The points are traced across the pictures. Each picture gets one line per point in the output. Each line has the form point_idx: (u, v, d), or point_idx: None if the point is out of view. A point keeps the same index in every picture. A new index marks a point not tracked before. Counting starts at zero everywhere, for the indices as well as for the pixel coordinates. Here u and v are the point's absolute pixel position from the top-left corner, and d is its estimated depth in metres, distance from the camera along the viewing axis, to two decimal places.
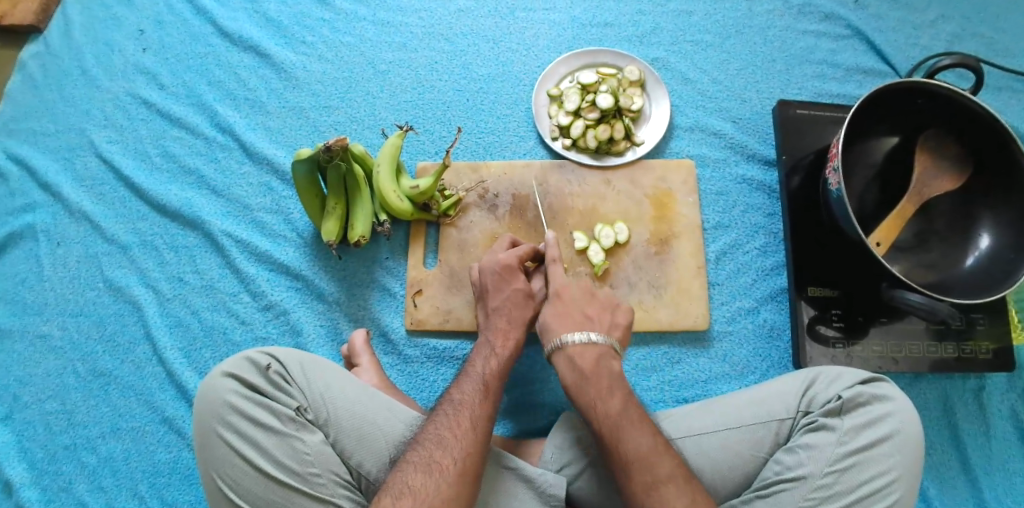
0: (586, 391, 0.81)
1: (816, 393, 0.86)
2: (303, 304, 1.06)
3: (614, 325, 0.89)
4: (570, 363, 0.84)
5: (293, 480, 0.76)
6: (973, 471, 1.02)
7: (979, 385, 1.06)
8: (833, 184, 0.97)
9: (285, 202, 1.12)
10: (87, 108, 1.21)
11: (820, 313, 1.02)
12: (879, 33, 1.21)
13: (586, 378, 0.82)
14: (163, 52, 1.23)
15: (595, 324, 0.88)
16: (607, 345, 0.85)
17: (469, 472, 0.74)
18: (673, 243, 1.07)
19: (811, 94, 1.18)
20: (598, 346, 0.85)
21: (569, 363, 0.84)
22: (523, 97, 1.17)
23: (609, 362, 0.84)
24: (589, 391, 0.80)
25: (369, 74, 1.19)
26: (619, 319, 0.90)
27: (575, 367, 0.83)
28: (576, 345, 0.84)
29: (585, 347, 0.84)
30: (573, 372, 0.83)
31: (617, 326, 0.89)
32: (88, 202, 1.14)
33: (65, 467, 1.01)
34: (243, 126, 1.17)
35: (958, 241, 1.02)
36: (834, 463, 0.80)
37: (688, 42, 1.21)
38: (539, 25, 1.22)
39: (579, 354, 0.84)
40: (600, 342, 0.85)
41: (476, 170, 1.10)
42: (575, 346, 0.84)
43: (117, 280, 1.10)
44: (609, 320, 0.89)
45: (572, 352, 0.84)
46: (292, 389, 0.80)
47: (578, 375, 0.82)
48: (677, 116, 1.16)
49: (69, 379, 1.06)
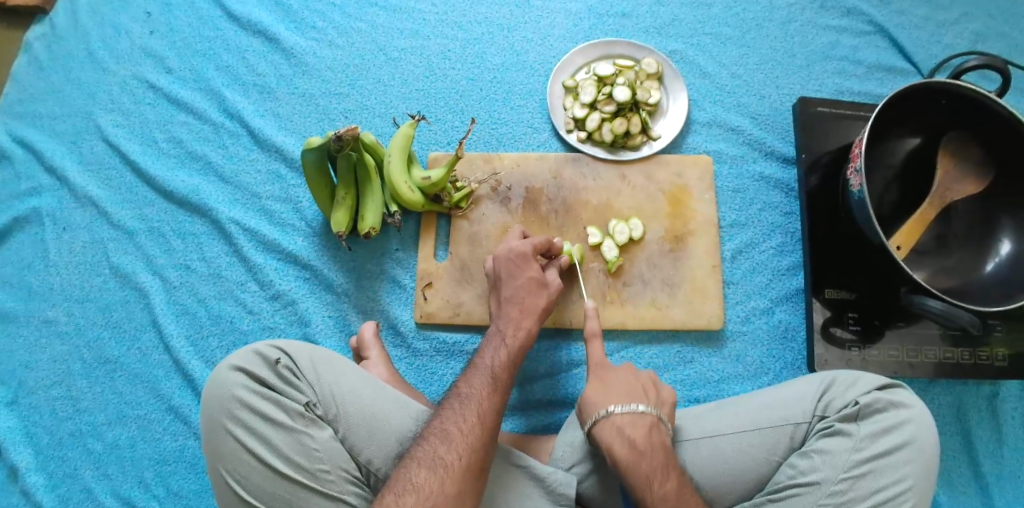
0: (640, 466, 0.76)
1: (833, 397, 0.84)
2: (311, 294, 1.05)
3: (661, 400, 0.84)
4: (621, 436, 0.78)
5: (302, 477, 0.75)
6: (984, 477, 1.01)
7: (994, 390, 1.05)
8: (856, 185, 0.95)
9: (295, 190, 1.10)
10: (94, 91, 1.18)
11: (836, 315, 1.00)
12: (902, 30, 1.18)
13: (640, 452, 0.77)
14: (172, 35, 1.21)
15: (643, 395, 0.83)
16: (654, 415, 0.81)
17: (476, 468, 0.73)
18: (689, 240, 1.05)
19: (832, 91, 1.16)
20: (647, 417, 0.80)
21: (617, 432, 0.79)
22: (538, 88, 1.15)
23: (659, 433, 0.80)
24: (642, 467, 0.76)
25: (382, 61, 1.17)
26: (665, 395, 0.85)
27: (628, 441, 0.78)
28: (622, 415, 0.80)
29: (632, 418, 0.80)
30: (623, 445, 0.78)
31: (664, 403, 0.84)
32: (94, 187, 1.13)
33: (70, 454, 1.00)
34: (251, 112, 1.15)
35: (979, 246, 1.00)
36: (849, 470, 0.78)
37: (707, 35, 1.19)
38: (555, 14, 1.19)
39: (628, 425, 0.79)
40: (649, 412, 0.81)
41: (490, 162, 1.08)
42: (621, 416, 0.80)
43: (123, 267, 1.08)
44: (654, 393, 0.84)
45: (620, 422, 0.79)
46: (301, 384, 0.80)
47: (630, 449, 0.77)
48: (694, 111, 1.14)
49: (74, 366, 1.05)
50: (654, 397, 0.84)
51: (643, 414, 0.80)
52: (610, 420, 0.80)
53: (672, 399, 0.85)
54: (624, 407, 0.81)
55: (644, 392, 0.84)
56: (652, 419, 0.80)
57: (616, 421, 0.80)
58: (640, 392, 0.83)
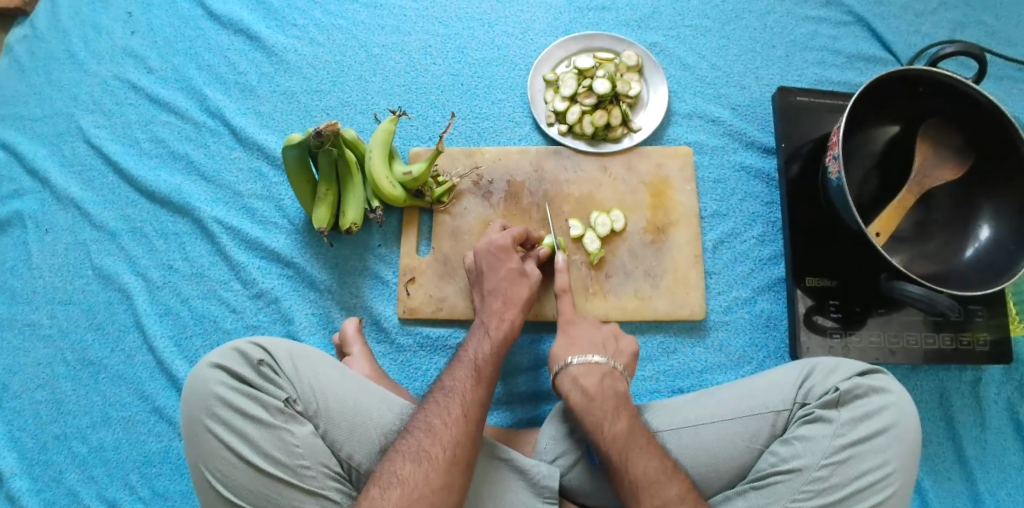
0: (592, 409, 0.81)
1: (813, 384, 0.85)
2: (294, 291, 1.05)
3: (619, 352, 0.91)
4: (576, 383, 0.85)
5: (282, 473, 0.75)
6: (968, 462, 1.01)
7: (976, 375, 1.05)
8: (834, 173, 0.96)
9: (276, 188, 1.10)
10: (75, 92, 1.18)
11: (818, 303, 1.01)
12: (881, 20, 1.19)
13: (592, 398, 0.82)
14: (152, 35, 1.20)
15: (602, 348, 0.90)
16: (609, 366, 0.87)
17: (461, 460, 0.73)
18: (670, 231, 1.06)
19: (811, 81, 1.16)
20: (601, 366, 0.87)
21: (572, 381, 0.85)
22: (518, 82, 1.15)
23: (613, 380, 0.85)
24: (594, 410, 0.81)
25: (362, 57, 1.17)
26: (625, 346, 0.92)
27: (580, 387, 0.84)
28: (579, 365, 0.87)
29: (587, 368, 0.86)
30: (578, 393, 0.84)
31: (622, 353, 0.91)
32: (75, 188, 1.12)
33: (55, 457, 1.00)
34: (233, 111, 1.14)
35: (958, 232, 1.00)
36: (830, 456, 0.79)
37: (687, 27, 1.19)
38: (535, 8, 1.19)
39: (583, 373, 0.85)
40: (604, 363, 0.87)
41: (470, 156, 1.09)
42: (579, 366, 0.87)
43: (106, 268, 1.08)
44: (613, 346, 0.91)
45: (576, 371, 0.86)
46: (281, 380, 0.80)
47: (584, 395, 0.83)
48: (675, 103, 1.14)
49: (58, 368, 1.05)
50: (612, 349, 0.90)
51: (599, 363, 0.87)
52: (567, 370, 0.87)
53: (631, 348, 0.92)
54: (583, 358, 0.87)
55: (604, 345, 0.91)
56: (606, 369, 0.86)
57: (573, 370, 0.86)
58: (600, 345, 0.90)
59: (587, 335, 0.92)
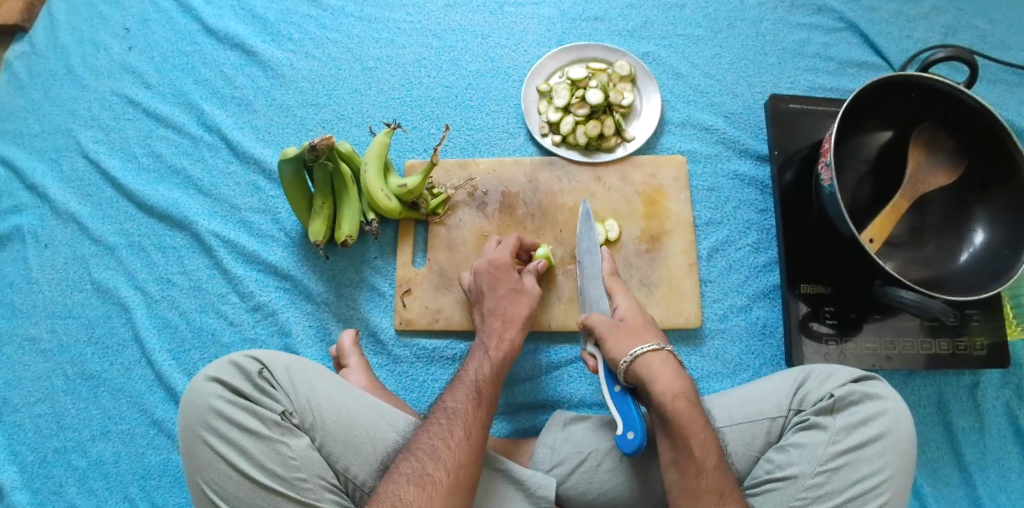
0: (689, 407, 0.78)
1: (808, 390, 0.85)
2: (291, 304, 1.06)
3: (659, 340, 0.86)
4: (671, 375, 0.80)
5: (279, 485, 0.76)
6: (967, 467, 1.01)
7: (974, 380, 1.05)
8: (826, 180, 0.96)
9: (273, 201, 1.11)
10: (73, 108, 1.19)
11: (813, 310, 1.01)
12: (873, 26, 1.19)
13: (689, 395, 0.79)
14: (149, 51, 1.22)
15: (671, 345, 0.86)
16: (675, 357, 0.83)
17: (463, 483, 0.73)
18: (664, 240, 1.06)
19: (804, 88, 1.17)
20: (672, 357, 0.82)
21: (674, 372, 0.80)
22: (512, 93, 1.16)
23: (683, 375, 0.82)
24: (687, 409, 0.78)
25: (357, 71, 1.18)
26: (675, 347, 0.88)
27: (679, 381, 0.80)
28: (660, 355, 0.81)
29: (664, 359, 0.81)
30: (675, 386, 0.79)
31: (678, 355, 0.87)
32: (74, 203, 1.13)
33: (54, 471, 1.01)
34: (230, 124, 1.16)
35: (953, 237, 1.00)
36: (825, 463, 0.79)
37: (679, 36, 1.20)
38: (528, 19, 1.20)
39: (677, 369, 0.82)
40: (669, 353, 0.83)
41: (465, 168, 1.09)
42: (671, 358, 0.82)
43: (105, 283, 1.09)
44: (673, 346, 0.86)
45: (671, 363, 0.81)
46: (277, 393, 0.80)
47: (682, 389, 0.79)
48: (668, 111, 1.15)
49: (57, 382, 1.05)
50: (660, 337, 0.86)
51: (669, 355, 0.82)
52: (650, 356, 0.81)
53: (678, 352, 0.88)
54: (659, 344, 0.82)
55: (668, 340, 0.87)
56: (687, 368, 0.83)
57: (656, 359, 0.81)
58: (668, 340, 0.86)
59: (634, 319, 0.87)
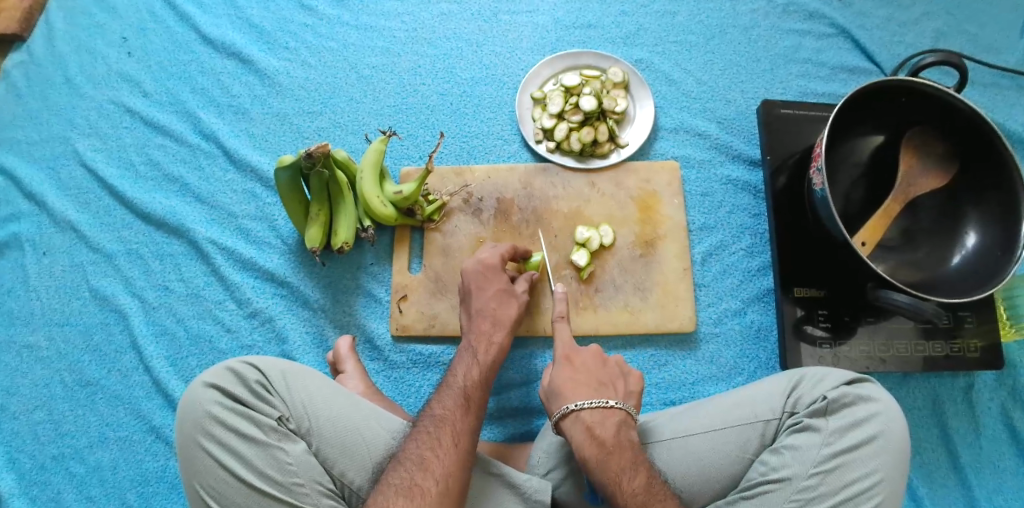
0: (609, 463, 0.77)
1: (801, 394, 0.86)
2: (288, 311, 1.06)
3: (627, 394, 0.87)
4: (589, 433, 0.80)
5: (276, 491, 0.76)
6: (962, 469, 1.02)
7: (968, 382, 1.06)
8: (817, 184, 0.97)
9: (270, 209, 1.12)
10: (71, 116, 1.20)
11: (806, 313, 1.02)
12: (863, 32, 1.20)
13: (609, 450, 0.78)
14: (147, 59, 1.23)
15: (611, 390, 0.85)
16: (623, 411, 0.83)
17: (452, 491, 0.74)
18: (658, 245, 1.07)
19: (796, 93, 1.18)
20: (614, 412, 0.82)
21: (587, 432, 0.80)
22: (507, 100, 1.17)
23: (627, 429, 0.82)
24: (611, 464, 0.77)
25: (353, 79, 1.19)
26: (632, 385, 0.88)
27: (595, 438, 0.79)
28: (590, 411, 0.82)
29: (599, 414, 0.81)
30: (592, 443, 0.79)
31: (631, 395, 0.87)
32: (72, 211, 1.14)
33: (52, 477, 1.01)
34: (226, 133, 1.16)
35: (945, 239, 1.01)
36: (819, 464, 0.79)
37: (672, 43, 1.21)
38: (522, 27, 1.21)
39: (598, 422, 0.81)
40: (617, 408, 0.83)
41: (461, 175, 1.10)
42: (591, 412, 0.82)
43: (103, 290, 1.09)
44: (621, 386, 0.87)
45: (589, 419, 0.81)
46: (273, 398, 0.81)
47: (599, 447, 0.78)
48: (661, 117, 1.16)
49: (55, 389, 1.06)
50: (621, 390, 0.86)
51: (613, 408, 0.82)
52: (576, 414, 0.82)
53: (638, 388, 0.88)
54: (593, 402, 0.82)
55: (612, 384, 0.86)
56: (620, 415, 0.82)
57: (584, 416, 0.81)
58: (607, 386, 0.85)
59: (591, 370, 0.87)
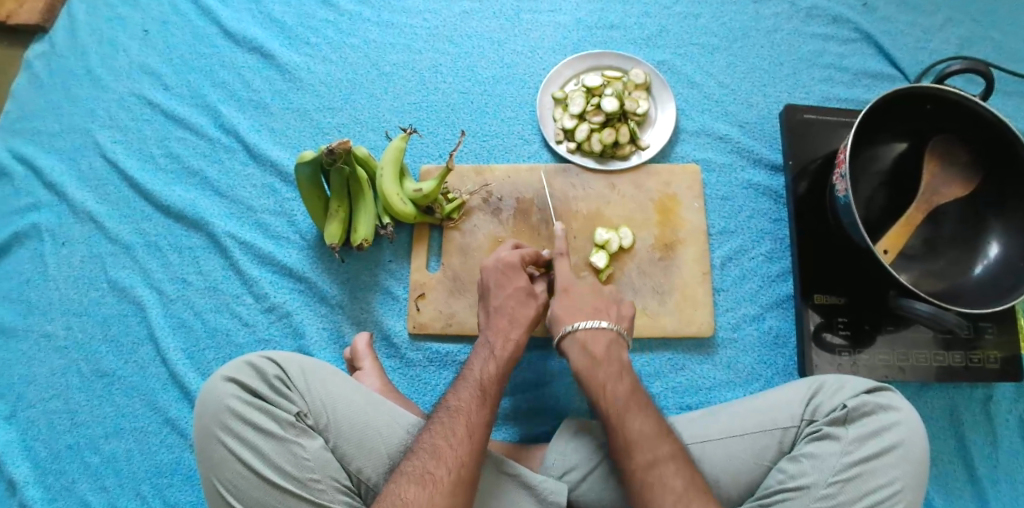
0: (597, 374, 0.83)
1: (820, 401, 0.85)
2: (305, 306, 1.06)
3: (621, 316, 0.91)
4: (581, 350, 0.85)
5: (292, 486, 0.76)
6: (979, 481, 1.01)
7: (987, 393, 1.05)
8: (840, 190, 0.96)
9: (289, 204, 1.12)
10: (92, 108, 1.21)
11: (826, 320, 1.01)
12: (888, 38, 1.19)
13: (597, 362, 0.84)
14: (169, 52, 1.23)
15: (605, 313, 0.89)
16: (616, 332, 0.87)
17: (465, 482, 0.73)
18: (678, 248, 1.06)
19: (819, 98, 1.17)
20: (607, 332, 0.87)
21: (580, 347, 0.85)
22: (528, 100, 1.17)
23: (618, 347, 0.86)
24: (600, 374, 0.83)
25: (374, 76, 1.19)
26: (626, 309, 0.92)
27: (586, 352, 0.85)
28: (586, 330, 0.86)
29: (593, 333, 0.86)
30: (583, 357, 0.85)
31: (625, 318, 0.91)
32: (92, 202, 1.15)
33: (68, 467, 1.01)
34: (247, 127, 1.17)
35: (968, 249, 0.99)
36: (838, 474, 0.78)
37: (695, 45, 1.20)
38: (544, 27, 1.21)
39: (591, 339, 0.86)
40: (609, 328, 0.87)
41: (480, 174, 1.10)
42: (585, 331, 0.86)
43: (121, 281, 1.10)
44: (615, 310, 0.90)
45: (582, 337, 0.86)
46: (291, 393, 0.81)
47: (589, 360, 0.84)
48: (682, 120, 1.16)
49: (72, 379, 1.06)
50: (615, 313, 0.90)
51: (604, 328, 0.87)
52: (572, 333, 0.87)
53: (631, 313, 0.92)
54: (587, 322, 0.87)
55: (607, 308, 0.90)
56: (612, 334, 0.87)
57: (578, 335, 0.86)
58: (602, 310, 0.89)
59: (589, 298, 0.90)
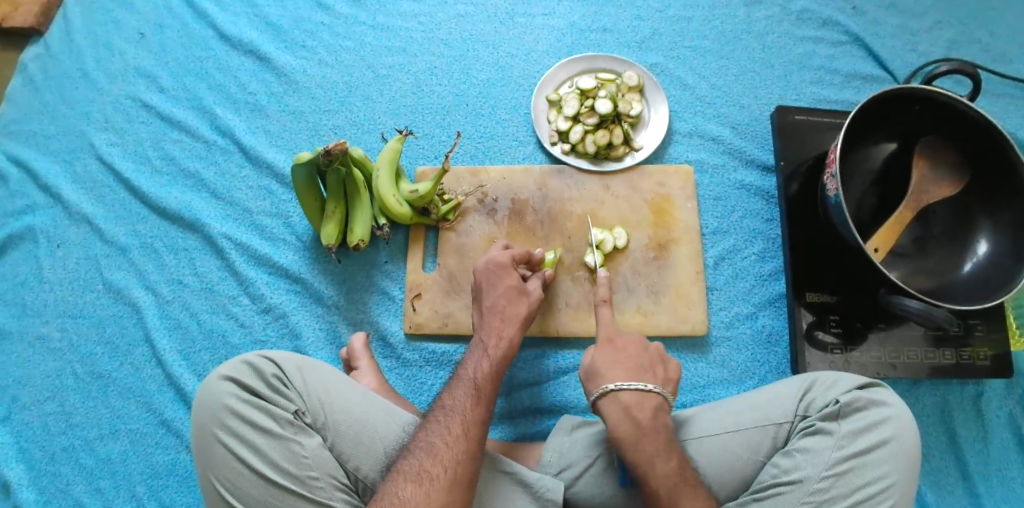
0: (644, 444, 0.78)
1: (813, 397, 0.86)
2: (302, 307, 1.07)
3: (667, 379, 0.85)
4: (625, 414, 0.80)
5: (290, 484, 0.76)
6: (970, 476, 1.02)
7: (977, 389, 1.06)
8: (831, 190, 0.97)
9: (285, 205, 1.13)
10: (87, 110, 1.21)
11: (818, 319, 1.02)
12: (877, 40, 1.21)
13: (644, 432, 0.78)
14: (164, 55, 1.24)
15: (650, 374, 0.84)
16: (662, 396, 0.82)
17: (461, 479, 0.73)
18: (672, 247, 1.07)
19: (810, 100, 1.19)
20: (654, 396, 0.81)
21: (625, 413, 0.80)
22: (522, 102, 1.18)
23: (663, 414, 0.81)
24: (645, 447, 0.77)
25: (370, 78, 1.20)
26: (671, 371, 0.86)
27: (632, 419, 0.79)
28: (631, 393, 0.81)
29: (637, 397, 0.81)
30: (629, 425, 0.79)
31: (670, 380, 0.85)
32: (87, 204, 1.15)
33: (62, 469, 1.01)
34: (243, 129, 1.17)
35: (956, 247, 1.01)
36: (831, 467, 0.79)
37: (687, 48, 1.22)
38: (538, 30, 1.22)
39: (635, 404, 0.80)
40: (656, 393, 0.82)
41: (476, 175, 1.11)
42: (630, 394, 0.81)
43: (116, 283, 1.10)
44: (660, 370, 0.85)
45: (627, 401, 0.81)
46: (289, 392, 0.81)
47: (635, 427, 0.79)
48: (675, 122, 1.17)
49: (67, 381, 1.06)
50: (661, 375, 0.85)
51: (650, 392, 0.82)
52: (615, 395, 0.81)
53: (677, 375, 0.86)
54: (632, 384, 0.81)
55: (652, 368, 0.85)
56: (658, 400, 0.81)
57: (621, 398, 0.81)
58: (648, 371, 0.84)
59: (635, 356, 0.85)
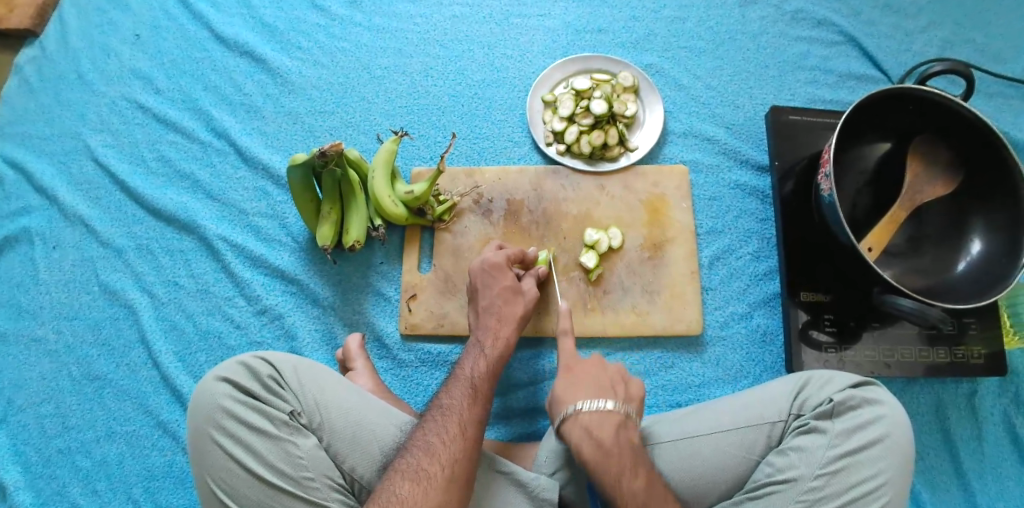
0: (608, 465, 0.76)
1: (807, 395, 0.86)
2: (298, 308, 1.07)
3: (630, 396, 0.84)
4: (588, 435, 0.79)
5: (286, 484, 0.76)
6: (964, 474, 1.02)
7: (972, 388, 1.06)
8: (826, 189, 0.98)
9: (281, 207, 1.13)
10: (83, 112, 1.21)
11: (813, 318, 1.02)
12: (872, 40, 1.22)
13: (608, 452, 0.77)
14: (159, 57, 1.24)
15: (611, 393, 0.83)
16: (622, 413, 0.81)
17: (459, 478, 0.74)
18: (667, 247, 1.08)
19: (804, 100, 1.19)
20: (615, 414, 0.80)
21: (585, 433, 0.79)
22: (518, 103, 1.18)
23: (626, 431, 0.80)
24: (610, 465, 0.76)
25: (365, 79, 1.20)
26: (633, 390, 0.85)
27: (594, 439, 0.78)
28: (590, 413, 0.80)
29: (598, 416, 0.80)
30: (591, 445, 0.78)
31: (633, 398, 0.84)
32: (83, 206, 1.15)
33: (59, 471, 1.01)
34: (238, 130, 1.17)
35: (951, 246, 1.01)
36: (825, 466, 0.79)
37: (682, 49, 1.22)
38: (534, 31, 1.22)
39: (597, 423, 0.79)
40: (617, 410, 0.81)
41: (471, 175, 1.11)
42: (589, 413, 0.80)
43: (112, 285, 1.10)
44: (622, 388, 0.84)
45: (588, 421, 0.79)
46: (285, 392, 0.81)
47: (598, 449, 0.77)
48: (670, 122, 1.17)
49: (63, 383, 1.06)
50: (623, 393, 0.84)
51: (611, 411, 0.80)
52: (576, 417, 0.80)
53: (639, 393, 0.85)
54: (591, 404, 0.81)
55: (613, 387, 0.84)
56: (619, 417, 0.80)
57: (582, 419, 0.80)
58: (608, 390, 0.83)
59: (594, 375, 0.85)
